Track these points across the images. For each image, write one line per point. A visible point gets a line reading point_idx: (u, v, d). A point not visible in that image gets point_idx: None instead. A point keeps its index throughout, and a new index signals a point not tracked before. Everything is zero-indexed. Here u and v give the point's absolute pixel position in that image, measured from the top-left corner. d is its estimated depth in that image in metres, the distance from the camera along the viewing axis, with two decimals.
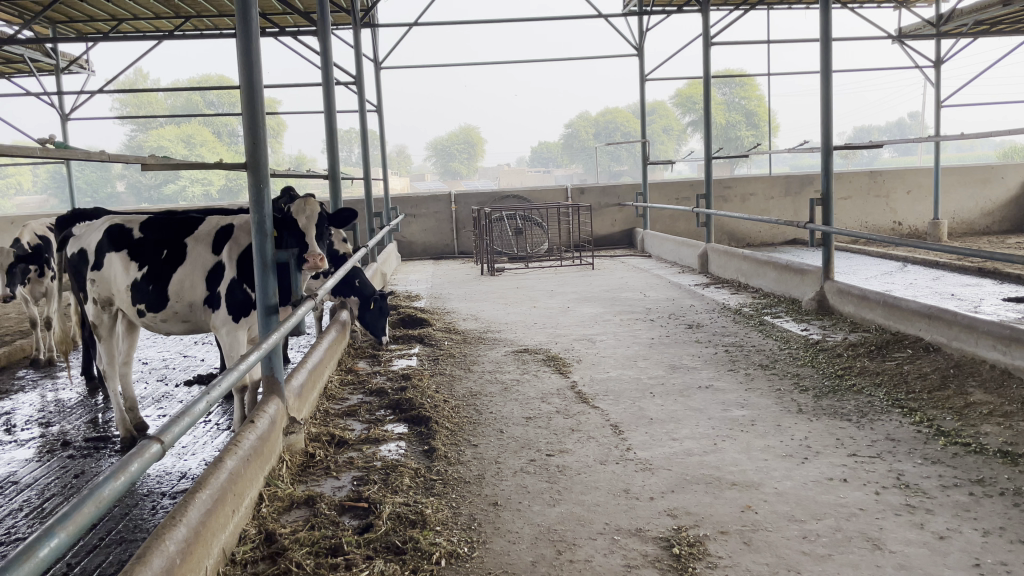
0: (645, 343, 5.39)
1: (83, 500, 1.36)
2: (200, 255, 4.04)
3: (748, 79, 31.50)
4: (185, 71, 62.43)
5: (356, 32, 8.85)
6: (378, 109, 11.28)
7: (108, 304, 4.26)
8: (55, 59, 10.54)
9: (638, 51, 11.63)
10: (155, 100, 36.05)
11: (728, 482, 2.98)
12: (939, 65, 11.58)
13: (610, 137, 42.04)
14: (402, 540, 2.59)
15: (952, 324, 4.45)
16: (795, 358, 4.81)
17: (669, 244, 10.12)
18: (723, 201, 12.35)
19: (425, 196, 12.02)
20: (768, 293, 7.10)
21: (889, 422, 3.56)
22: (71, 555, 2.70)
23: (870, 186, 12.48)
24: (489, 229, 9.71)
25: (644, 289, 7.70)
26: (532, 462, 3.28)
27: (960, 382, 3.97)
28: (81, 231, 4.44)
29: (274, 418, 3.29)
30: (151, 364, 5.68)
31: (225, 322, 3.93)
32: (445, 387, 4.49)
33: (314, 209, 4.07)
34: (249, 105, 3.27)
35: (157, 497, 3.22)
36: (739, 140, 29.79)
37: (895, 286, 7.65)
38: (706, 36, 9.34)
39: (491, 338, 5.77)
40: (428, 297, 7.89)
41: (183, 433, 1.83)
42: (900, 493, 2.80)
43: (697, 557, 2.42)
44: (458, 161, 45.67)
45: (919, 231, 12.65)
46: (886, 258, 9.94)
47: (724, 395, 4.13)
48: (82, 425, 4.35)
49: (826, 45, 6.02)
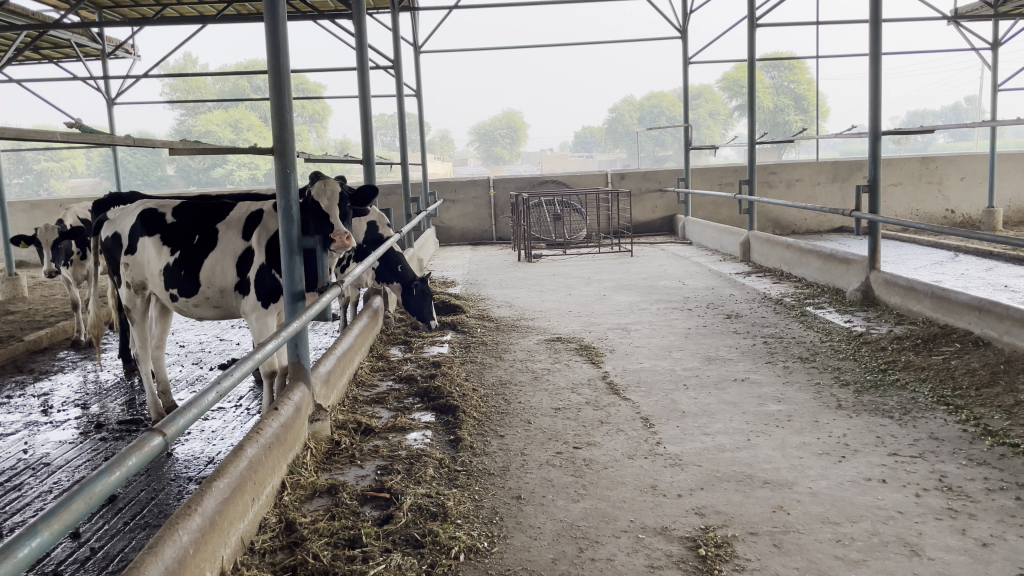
0: (681, 333, 5.27)
1: (71, 498, 1.33)
2: (230, 241, 4.03)
3: (798, 63, 30.92)
4: (232, 54, 63.11)
5: (395, 15, 8.78)
6: (417, 93, 11.24)
7: (141, 288, 4.29)
8: (102, 44, 10.68)
9: (682, 33, 11.38)
10: (203, 84, 36.51)
11: (760, 480, 2.88)
12: (997, 47, 11.15)
13: (654, 121, 41.50)
14: (421, 533, 2.54)
15: (1003, 317, 4.27)
16: (837, 350, 4.66)
17: (711, 231, 9.92)
18: (767, 186, 12.09)
19: (464, 181, 11.95)
20: (812, 282, 6.91)
21: (933, 420, 3.42)
22: (95, 540, 2.70)
23: (921, 172, 12.12)
24: (527, 215, 9.64)
25: (683, 277, 7.55)
26: (558, 454, 3.21)
27: (1010, 378, 3.79)
28: (115, 215, 4.46)
29: (300, 406, 3.25)
30: (188, 348, 5.73)
31: (255, 308, 3.94)
32: (476, 375, 4.43)
33: (334, 190, 4.01)
34: (276, 89, 3.22)
35: (183, 482, 3.22)
36: (787, 125, 29.09)
37: (945, 277, 7.39)
38: (751, 18, 9.06)
39: (524, 325, 5.70)
40: (464, 283, 7.84)
41: (188, 424, 1.80)
42: (941, 496, 2.67)
43: (723, 559, 2.33)
44: (501, 146, 45.53)
45: (972, 219, 12.23)
46: (936, 247, 9.64)
47: (760, 388, 4.01)
48: (117, 407, 4.40)
49: (876, 26, 5.76)
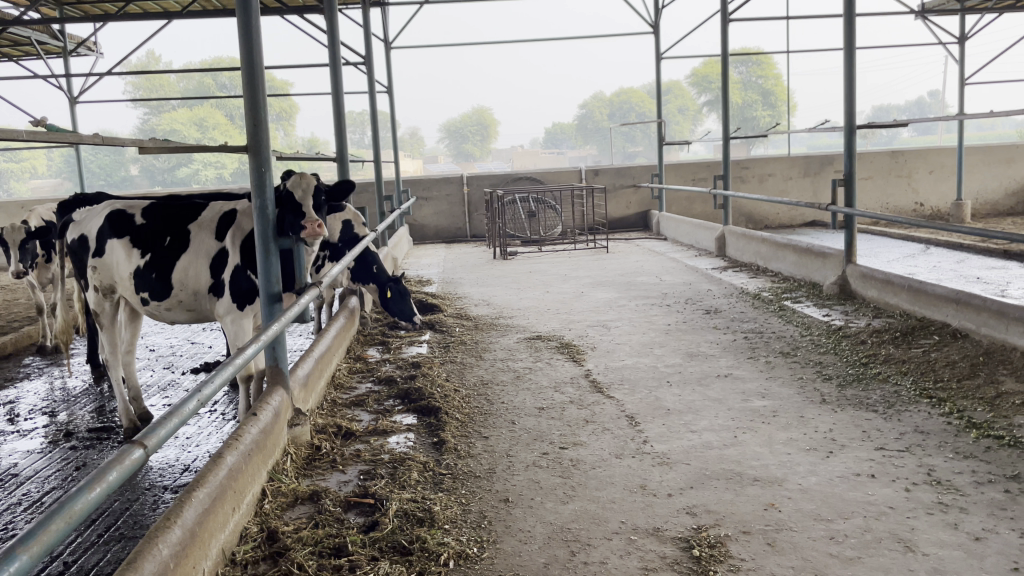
0: (661, 329, 5.25)
1: (51, 518, 1.25)
2: (203, 242, 3.93)
3: (765, 59, 31.27)
4: (198, 52, 62.25)
5: (366, 11, 8.67)
6: (388, 90, 11.12)
7: (110, 292, 4.17)
8: (62, 41, 10.43)
9: (653, 29, 11.37)
10: (168, 82, 35.92)
11: (749, 478, 2.85)
12: (964, 41, 11.26)
13: (624, 117, 41.66)
14: (409, 539, 2.48)
15: (980, 310, 4.28)
16: (817, 344, 4.66)
17: (685, 226, 9.93)
18: (739, 181, 12.15)
19: (437, 179, 11.87)
20: (788, 277, 6.93)
21: (918, 413, 3.42)
22: (67, 554, 2.61)
23: (891, 166, 12.25)
24: (501, 212, 9.58)
25: (659, 273, 7.54)
26: (544, 455, 3.16)
27: (990, 370, 3.81)
28: (81, 216, 4.34)
29: (278, 411, 3.16)
30: (158, 352, 5.59)
31: (230, 310, 3.84)
32: (456, 375, 4.37)
33: (309, 183, 3.88)
34: (249, 86, 3.13)
35: (159, 491, 3.12)
36: (755, 120, 29.31)
37: (918, 270, 7.45)
38: (724, 12, 9.05)
39: (503, 324, 5.64)
40: (440, 282, 7.76)
41: (169, 433, 1.72)
42: (931, 489, 2.66)
43: (718, 560, 2.29)
44: (471, 143, 45.38)
45: (941, 211, 12.38)
46: (907, 240, 9.73)
47: (744, 383, 4.00)
48: (87, 415, 4.27)
49: (850, 20, 5.76)
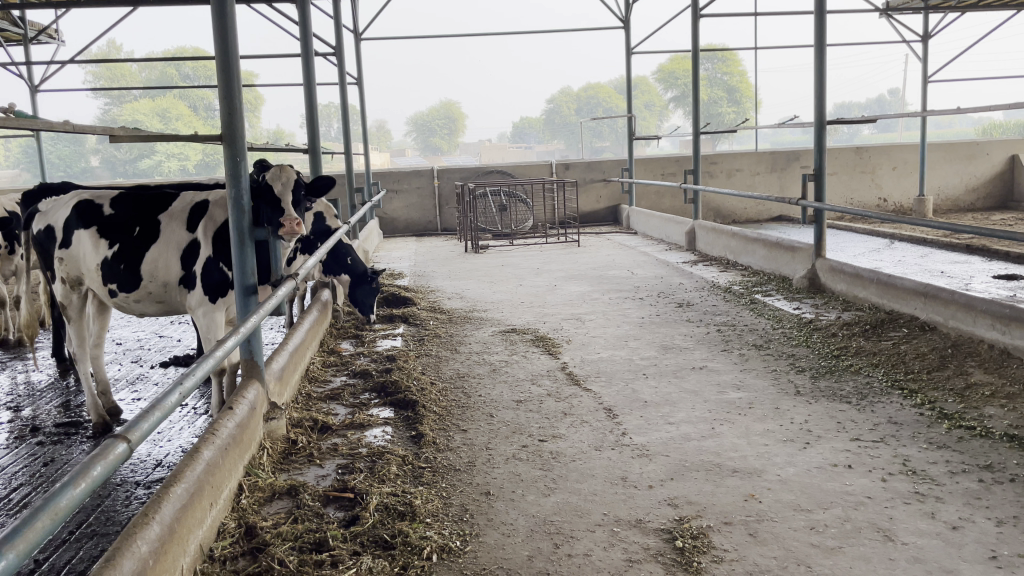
0: (635, 322, 5.27)
1: (35, 514, 1.21)
2: (174, 233, 3.86)
3: (730, 56, 31.56)
4: (160, 42, 61.21)
5: (336, 2, 8.56)
6: (357, 81, 11.02)
7: (78, 284, 4.08)
8: (23, 28, 10.15)
9: (624, 24, 11.39)
10: (129, 71, 35.23)
11: (728, 469, 2.87)
12: (927, 40, 11.45)
13: (592, 112, 41.83)
14: (391, 534, 2.46)
15: (948, 303, 4.35)
16: (790, 337, 4.71)
17: (655, 221, 9.98)
18: (708, 176, 12.26)
19: (407, 171, 11.78)
20: (757, 270, 7.00)
21: (890, 404, 3.47)
22: (38, 552, 2.54)
23: (855, 162, 12.43)
24: (472, 205, 9.54)
25: (631, 267, 7.57)
26: (524, 448, 3.15)
27: (959, 361, 3.89)
28: (47, 207, 4.23)
29: (254, 405, 3.11)
30: (126, 345, 5.49)
31: (201, 303, 3.77)
32: (432, 368, 4.35)
33: (289, 176, 3.80)
34: (224, 76, 3.06)
35: (131, 487, 3.05)
36: (721, 117, 29.57)
37: (884, 264, 7.57)
38: (694, 8, 9.08)
39: (478, 317, 5.62)
40: (411, 275, 7.72)
41: (151, 427, 1.68)
42: (907, 479, 2.70)
43: (701, 551, 2.30)
44: (438, 137, 45.19)
45: (904, 207, 12.60)
46: (872, 235, 9.89)
47: (719, 375, 4.03)
48: (53, 409, 4.17)
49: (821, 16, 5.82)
